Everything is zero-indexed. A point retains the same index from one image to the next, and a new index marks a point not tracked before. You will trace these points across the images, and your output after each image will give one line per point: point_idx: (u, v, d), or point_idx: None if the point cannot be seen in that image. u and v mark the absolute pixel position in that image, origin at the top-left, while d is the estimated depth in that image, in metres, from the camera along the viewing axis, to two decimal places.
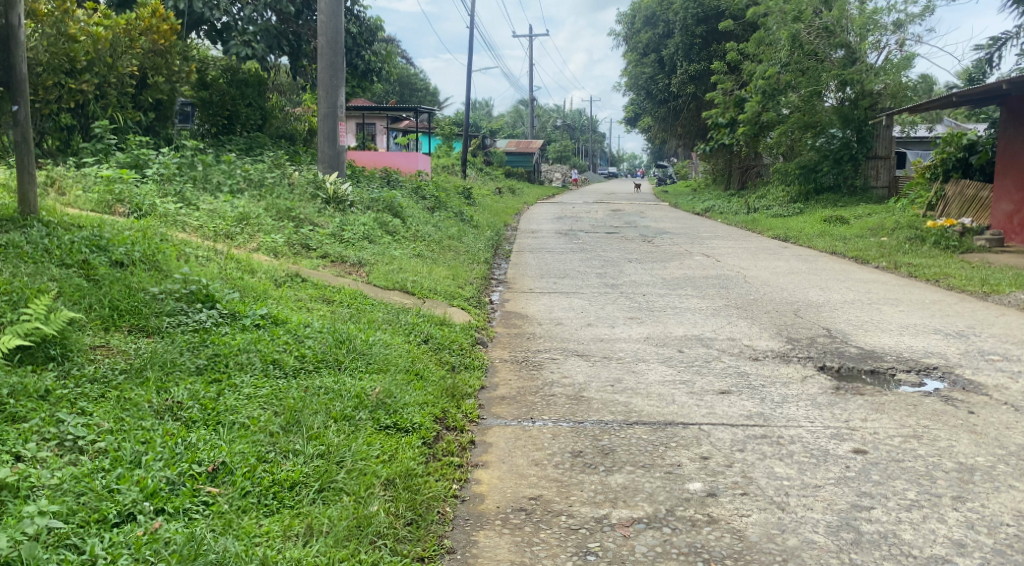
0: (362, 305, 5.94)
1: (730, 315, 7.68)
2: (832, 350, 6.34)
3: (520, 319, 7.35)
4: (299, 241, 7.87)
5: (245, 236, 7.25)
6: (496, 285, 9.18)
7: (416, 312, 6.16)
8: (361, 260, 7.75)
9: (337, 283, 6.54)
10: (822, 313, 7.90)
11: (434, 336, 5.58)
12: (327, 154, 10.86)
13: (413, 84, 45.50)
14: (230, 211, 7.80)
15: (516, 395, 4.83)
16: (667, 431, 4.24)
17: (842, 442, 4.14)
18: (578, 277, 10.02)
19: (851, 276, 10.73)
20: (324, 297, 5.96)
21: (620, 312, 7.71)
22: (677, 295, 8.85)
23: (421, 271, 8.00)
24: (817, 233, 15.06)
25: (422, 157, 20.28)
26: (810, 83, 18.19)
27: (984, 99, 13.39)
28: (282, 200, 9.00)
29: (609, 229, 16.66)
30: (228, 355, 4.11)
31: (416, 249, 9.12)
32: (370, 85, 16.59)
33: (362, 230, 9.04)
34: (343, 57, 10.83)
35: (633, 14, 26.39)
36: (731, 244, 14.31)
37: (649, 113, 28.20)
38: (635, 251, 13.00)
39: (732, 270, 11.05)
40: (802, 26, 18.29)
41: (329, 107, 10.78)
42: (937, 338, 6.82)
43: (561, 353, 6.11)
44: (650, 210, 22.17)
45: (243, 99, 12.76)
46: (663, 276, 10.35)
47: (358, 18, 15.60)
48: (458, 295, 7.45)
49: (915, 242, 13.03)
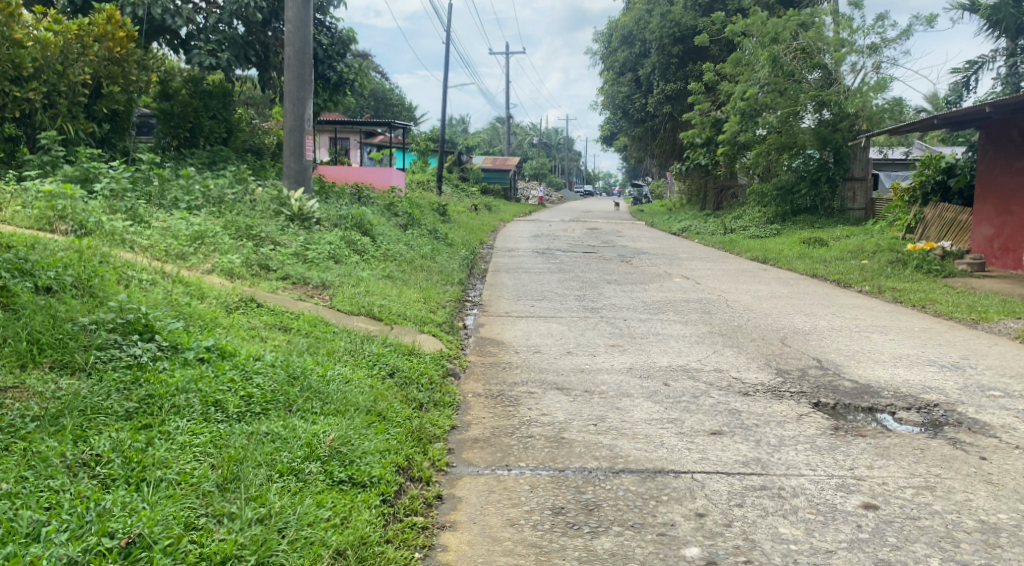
0: (322, 334, 5.48)
1: (714, 343, 7.31)
2: (826, 384, 5.95)
3: (495, 346, 6.91)
4: (258, 261, 7.40)
5: (198, 255, 6.81)
6: (470, 307, 8.75)
7: (381, 341, 5.72)
8: (325, 282, 7.30)
9: (296, 308, 6.06)
10: (811, 341, 7.54)
11: (401, 368, 5.15)
12: (293, 169, 10.37)
13: (389, 99, 45.09)
14: (185, 229, 7.33)
15: (490, 437, 4.39)
16: (657, 481, 3.83)
17: (849, 495, 3.75)
18: (556, 300, 9.62)
19: (836, 301, 10.42)
20: (281, 325, 5.50)
21: (602, 339, 7.30)
22: (660, 320, 8.46)
23: (389, 293, 7.56)
24: (796, 255, 14.80)
25: (396, 173, 19.89)
26: (788, 104, 18.00)
27: (964, 122, 13.21)
28: (243, 217, 8.52)
29: (586, 248, 16.30)
30: (163, 396, 3.64)
31: (385, 270, 8.67)
32: (341, 99, 16.14)
33: (327, 249, 8.57)
34: (311, 69, 10.38)
35: (610, 34, 26.24)
36: (711, 265, 14.00)
37: (626, 132, 27.98)
38: (614, 272, 12.62)
39: (714, 293, 10.72)
40: (781, 48, 18.11)
41: (296, 121, 10.30)
42: (933, 371, 6.47)
43: (538, 386, 5.67)
44: (628, 229, 21.88)
45: (207, 111, 12.25)
46: (644, 299, 9.97)
47: (330, 30, 15.22)
48: (430, 320, 7.01)
49: (897, 265, 12.77)
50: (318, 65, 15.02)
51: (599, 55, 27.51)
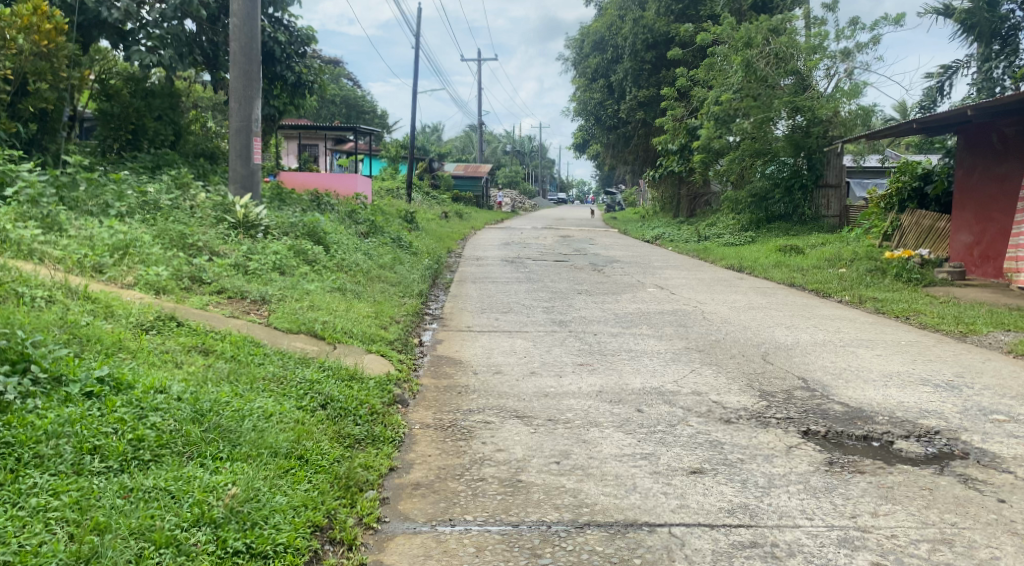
0: (247, 359, 4.97)
1: (691, 361, 6.73)
2: (814, 408, 5.38)
3: (451, 366, 6.29)
4: (189, 274, 6.80)
5: (118, 267, 6.29)
6: (428, 322, 8.08)
7: (318, 365, 5.17)
8: (264, 296, 6.73)
9: (222, 327, 5.51)
10: (794, 358, 7.00)
11: (336, 397, 4.60)
12: (239, 173, 9.68)
13: (360, 105, 44.26)
14: (106, 237, 6.79)
15: (433, 482, 3.80)
16: (629, 539, 3.30)
17: (854, 554, 3.22)
18: (523, 312, 9.01)
19: (818, 312, 9.92)
20: (201, 348, 5.00)
21: (569, 357, 6.70)
22: (632, 334, 7.88)
23: (337, 308, 6.90)
24: (772, 263, 14.35)
25: (361, 178, 19.21)
26: (761, 109, 17.58)
27: (943, 126, 12.75)
28: (178, 225, 7.90)
29: (558, 256, 15.74)
30: (25, 444, 3.10)
31: (337, 281, 8.03)
32: (301, 102, 15.42)
33: (272, 259, 7.95)
34: (258, 66, 9.71)
35: (582, 39, 25.74)
36: (685, 274, 13.50)
37: (598, 139, 27.48)
38: (585, 282, 12.04)
39: (689, 304, 10.19)
40: (755, 53, 17.73)
41: (242, 121, 9.62)
42: (928, 391, 5.93)
43: (496, 414, 5.06)
44: (601, 237, 21.36)
45: (150, 112, 11.68)
46: (616, 311, 9.40)
47: (288, 29, 14.55)
48: (379, 338, 6.38)
49: (876, 274, 12.35)
50: (276, 65, 14.32)
51: (571, 61, 27.05)
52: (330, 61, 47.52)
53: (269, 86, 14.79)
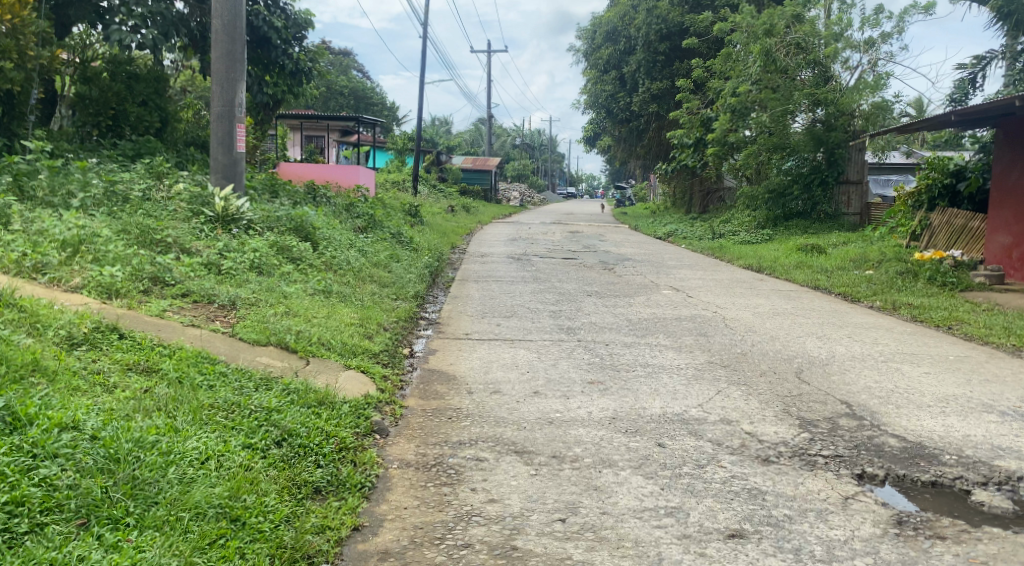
0: (195, 381, 4.19)
1: (716, 380, 5.89)
2: (865, 443, 4.56)
3: (444, 383, 5.50)
4: (149, 274, 6.02)
5: (64, 267, 5.57)
6: (423, 328, 7.29)
7: (280, 389, 4.38)
8: (234, 300, 5.97)
9: (173, 341, 4.74)
10: (833, 376, 6.18)
11: (296, 431, 3.85)
12: (221, 163, 8.90)
13: (368, 97, 43.38)
14: (56, 231, 6.04)
15: (405, 552, 3.10)
16: None
17: None
18: (527, 316, 8.21)
19: (850, 319, 9.07)
20: (143, 366, 4.24)
21: (578, 373, 5.90)
22: (649, 345, 7.07)
23: (316, 315, 6.11)
24: (794, 263, 13.49)
25: (363, 171, 18.40)
26: (780, 101, 16.72)
27: (980, 119, 11.86)
28: (147, 219, 7.17)
29: (566, 254, 14.91)
30: None
31: (323, 282, 7.25)
32: (299, 90, 14.63)
33: (250, 258, 7.17)
34: (243, 46, 8.94)
35: (594, 30, 24.87)
36: (702, 275, 12.67)
37: (610, 132, 26.60)
38: (595, 282, 11.22)
39: (708, 309, 9.36)
40: (774, 42, 16.86)
41: (224, 106, 8.85)
42: (995, 419, 5.11)
43: (491, 448, 4.26)
44: (611, 233, 20.52)
45: (132, 96, 11.02)
46: (629, 316, 8.58)
47: (284, 12, 13.74)
48: (362, 351, 5.59)
49: (908, 277, 11.49)
50: (271, 50, 13.50)
51: (582, 52, 26.16)
52: (338, 52, 46.75)
53: (263, 72, 13.99)
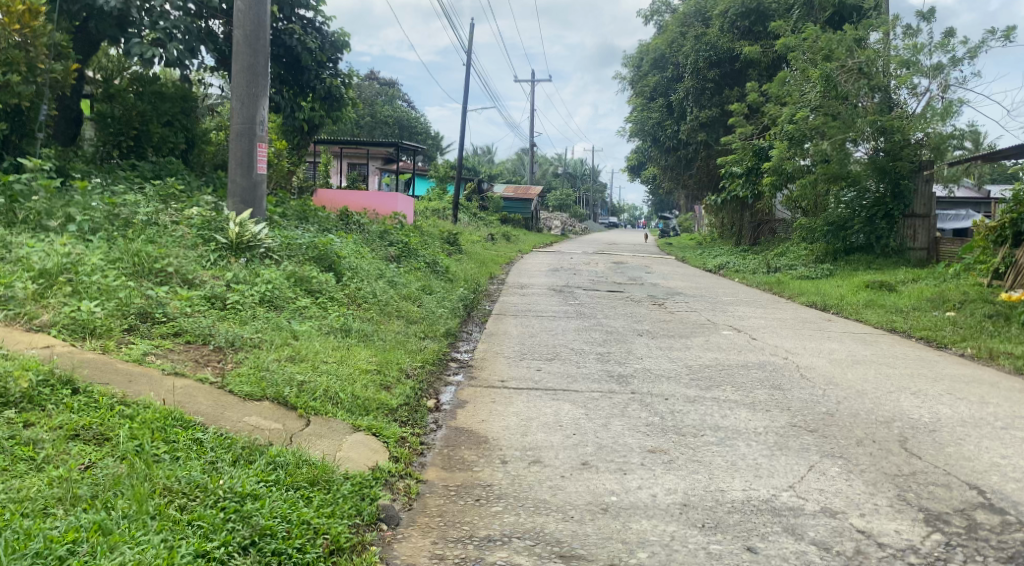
0: (151, 454, 3.29)
1: (805, 451, 4.82)
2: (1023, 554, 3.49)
3: (473, 447, 4.53)
4: (137, 309, 5.16)
5: (36, 303, 4.81)
6: (451, 372, 6.35)
7: (263, 463, 3.45)
8: (232, 341, 5.09)
9: (141, 397, 3.84)
10: (946, 446, 5.07)
11: (273, 529, 2.95)
12: (240, 186, 8.13)
13: (413, 127, 43.02)
14: (36, 259, 5.30)
15: None
16: None
17: None
18: (573, 360, 7.24)
19: (941, 370, 7.92)
20: (90, 434, 3.37)
21: (637, 438, 4.91)
22: (714, 401, 6.04)
23: (324, 361, 5.16)
24: (863, 301, 12.33)
25: (402, 198, 17.62)
26: (840, 129, 15.41)
27: None
28: (146, 245, 6.39)
29: (612, 287, 13.90)
30: None
31: (343, 319, 6.37)
32: (337, 116, 13.96)
33: (261, 291, 6.32)
34: (266, 58, 8.14)
35: (642, 57, 24.04)
36: (762, 313, 11.55)
37: (656, 160, 25.57)
38: (646, 319, 10.21)
39: (777, 355, 8.29)
40: (835, 66, 15.73)
41: (244, 123, 8.08)
42: None
43: (531, 552, 3.30)
44: (658, 265, 19.44)
45: (158, 116, 10.34)
46: (687, 362, 7.56)
47: (320, 32, 12.98)
48: (375, 407, 4.62)
49: (999, 320, 10.26)
50: (303, 71, 12.82)
51: (630, 79, 25.31)
52: (384, 81, 46.66)
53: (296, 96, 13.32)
